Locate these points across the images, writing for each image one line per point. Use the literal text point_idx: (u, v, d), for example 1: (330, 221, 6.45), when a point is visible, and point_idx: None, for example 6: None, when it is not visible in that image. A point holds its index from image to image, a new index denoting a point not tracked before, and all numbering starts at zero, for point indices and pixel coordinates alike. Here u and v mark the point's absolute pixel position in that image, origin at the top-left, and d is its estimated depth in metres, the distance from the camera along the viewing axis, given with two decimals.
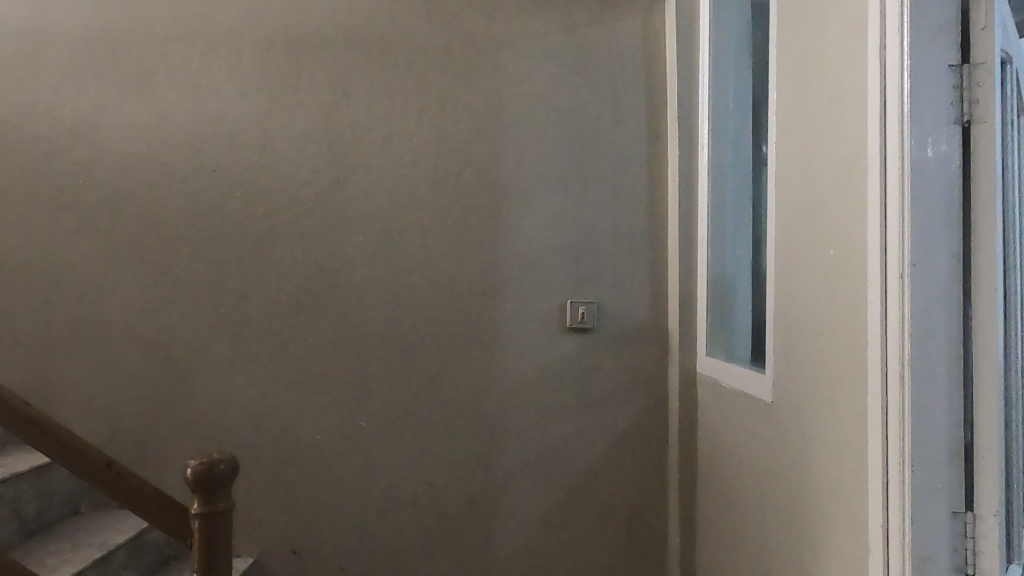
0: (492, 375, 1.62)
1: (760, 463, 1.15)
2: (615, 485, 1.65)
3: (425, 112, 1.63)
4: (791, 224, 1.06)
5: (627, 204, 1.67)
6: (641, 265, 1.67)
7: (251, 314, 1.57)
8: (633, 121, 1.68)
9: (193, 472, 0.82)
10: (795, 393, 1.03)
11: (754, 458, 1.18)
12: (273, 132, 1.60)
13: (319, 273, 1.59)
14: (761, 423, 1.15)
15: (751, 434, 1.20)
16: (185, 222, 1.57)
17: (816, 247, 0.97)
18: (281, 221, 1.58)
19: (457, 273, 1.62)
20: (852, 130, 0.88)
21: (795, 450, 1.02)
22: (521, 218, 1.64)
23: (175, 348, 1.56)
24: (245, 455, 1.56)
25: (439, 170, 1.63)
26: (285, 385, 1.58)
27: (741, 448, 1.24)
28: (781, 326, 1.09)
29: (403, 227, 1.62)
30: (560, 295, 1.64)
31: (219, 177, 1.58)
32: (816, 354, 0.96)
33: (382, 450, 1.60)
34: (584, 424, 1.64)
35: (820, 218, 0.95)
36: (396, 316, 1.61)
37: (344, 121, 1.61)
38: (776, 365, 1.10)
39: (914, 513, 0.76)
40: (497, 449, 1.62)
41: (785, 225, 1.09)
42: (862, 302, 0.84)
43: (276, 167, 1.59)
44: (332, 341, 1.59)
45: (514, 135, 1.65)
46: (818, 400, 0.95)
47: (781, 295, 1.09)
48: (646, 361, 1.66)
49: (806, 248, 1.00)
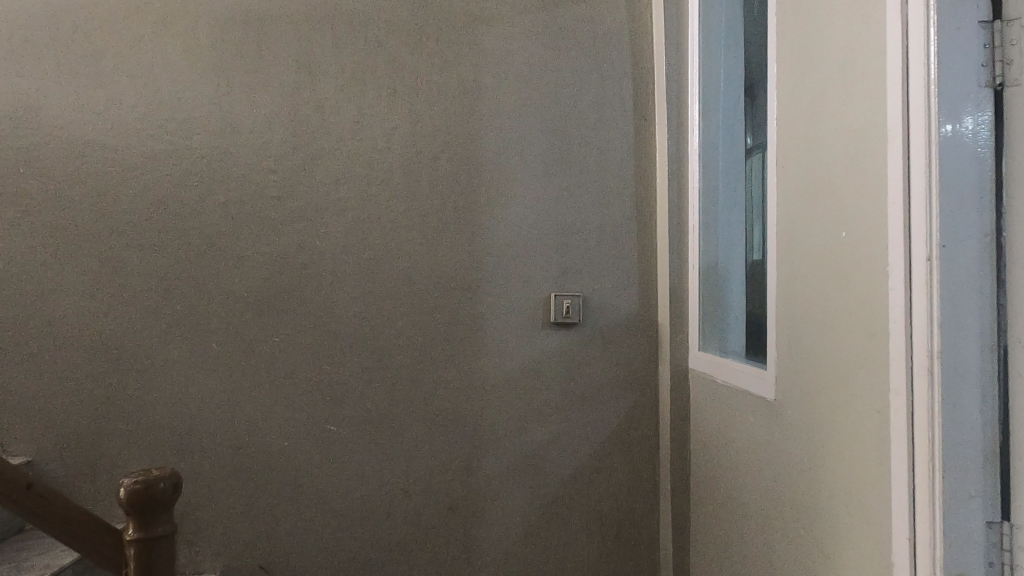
0: (473, 374, 1.53)
1: (762, 467, 1.07)
2: (603, 489, 1.56)
3: (396, 93, 1.53)
4: (794, 207, 0.98)
5: (613, 191, 1.58)
6: (628, 255, 1.58)
7: (212, 312, 1.46)
8: (619, 103, 1.59)
9: (127, 492, 0.72)
10: (802, 386, 0.94)
11: (757, 464, 1.09)
12: (232, 115, 1.48)
13: (284, 267, 1.48)
14: (765, 424, 1.06)
15: (752, 433, 1.11)
16: (138, 213, 1.45)
17: (825, 228, 0.88)
18: (243, 211, 1.47)
19: (432, 265, 1.52)
20: (867, 101, 0.79)
21: (802, 454, 0.93)
22: (500, 207, 1.54)
23: (129, 350, 1.44)
24: (207, 463, 1.46)
25: (412, 156, 1.53)
26: (251, 388, 1.47)
27: (741, 448, 1.16)
28: (783, 318, 1.01)
29: (375, 217, 1.51)
30: (543, 288, 1.55)
31: (175, 163, 1.46)
32: (825, 350, 0.87)
33: (354, 455, 1.50)
34: (570, 425, 1.55)
35: (827, 201, 0.87)
36: (368, 312, 1.50)
37: (309, 103, 1.50)
38: (779, 357, 1.02)
39: (945, 519, 0.68)
40: (478, 453, 1.53)
41: (787, 208, 1.00)
42: (880, 289, 0.76)
43: (235, 154, 1.48)
44: (299, 339, 1.48)
45: (491, 118, 1.55)
46: (829, 395, 0.86)
47: (784, 284, 1.01)
48: (634, 357, 1.57)
49: (811, 236, 0.92)
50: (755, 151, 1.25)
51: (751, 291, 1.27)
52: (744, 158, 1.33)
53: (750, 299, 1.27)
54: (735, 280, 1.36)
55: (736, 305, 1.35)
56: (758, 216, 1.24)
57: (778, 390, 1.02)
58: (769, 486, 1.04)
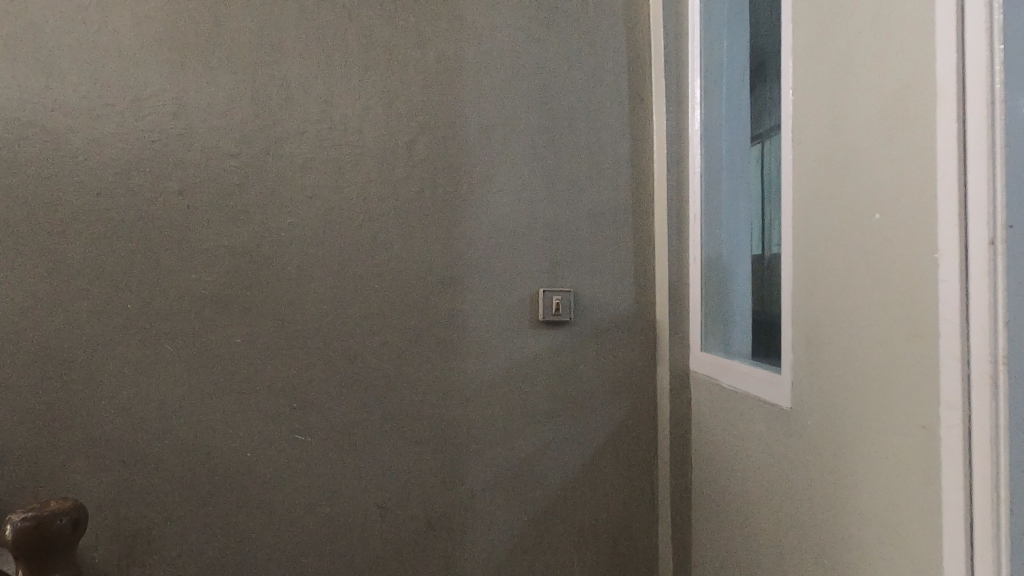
0: (454, 377, 1.40)
1: (776, 482, 0.95)
2: (597, 501, 1.44)
3: (369, 70, 1.40)
4: (813, 189, 0.85)
5: (607, 178, 1.45)
6: (624, 248, 1.45)
7: (167, 311, 1.33)
8: (612, 82, 1.46)
9: (14, 533, 0.60)
10: (825, 392, 0.82)
11: (771, 479, 0.97)
12: (188, 94, 1.35)
13: (245, 261, 1.35)
14: (779, 435, 0.94)
15: (765, 444, 0.99)
16: (82, 202, 1.30)
17: (855, 210, 0.75)
18: (200, 199, 1.34)
19: (410, 258, 1.39)
20: (908, 57, 0.66)
21: (824, 473, 0.82)
22: (484, 195, 1.42)
23: (74, 354, 1.30)
24: (163, 476, 1.33)
25: (388, 139, 1.39)
26: (210, 394, 1.34)
27: (753, 461, 1.03)
28: (800, 315, 0.89)
29: (346, 206, 1.38)
30: (531, 283, 1.42)
31: (123, 147, 1.32)
32: (854, 350, 0.75)
33: (325, 467, 1.37)
34: (561, 432, 1.43)
35: (856, 178, 0.75)
36: (339, 309, 1.37)
37: (273, 81, 1.37)
38: (796, 358, 0.90)
39: (1012, 560, 0.56)
40: (460, 463, 1.40)
41: (805, 191, 0.88)
42: (926, 279, 0.63)
43: (192, 136, 1.34)
44: (264, 340, 1.35)
45: (474, 96, 1.42)
46: (861, 404, 0.74)
47: (802, 276, 0.88)
48: (631, 358, 1.45)
49: (835, 220, 0.79)
50: (764, 132, 1.14)
51: (758, 288, 1.15)
52: (752, 141, 1.21)
53: (757, 295, 1.16)
54: (741, 274, 1.25)
55: (742, 301, 1.24)
56: (768, 204, 1.12)
57: (794, 397, 0.90)
58: (785, 505, 0.93)
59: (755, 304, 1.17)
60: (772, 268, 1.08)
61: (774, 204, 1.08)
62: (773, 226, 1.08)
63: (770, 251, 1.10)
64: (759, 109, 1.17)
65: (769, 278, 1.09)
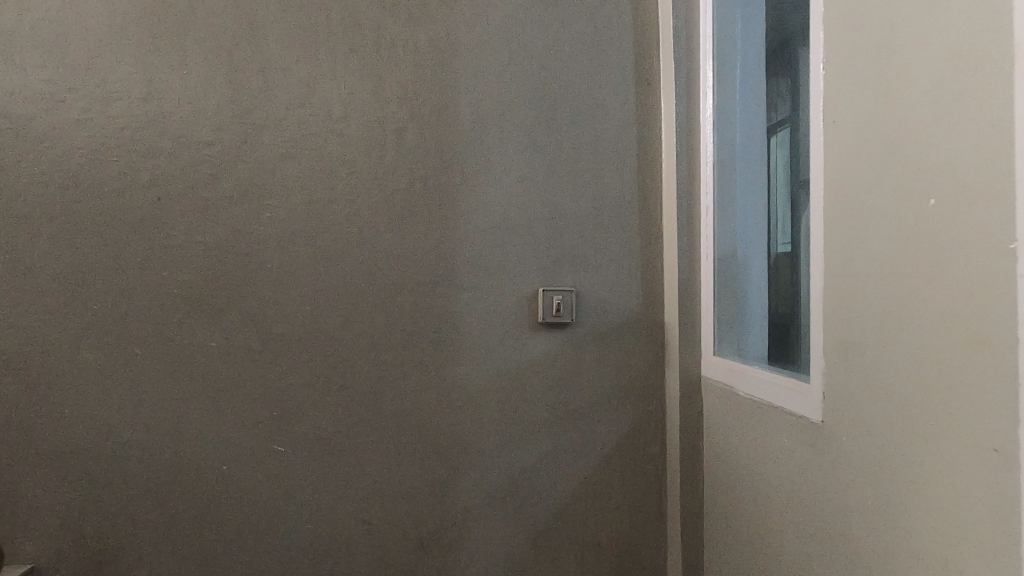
0: (447, 384, 1.30)
1: (808, 504, 0.85)
2: (601, 516, 1.34)
3: (355, 52, 1.29)
4: (850, 176, 0.76)
5: (612, 169, 1.35)
6: (630, 244, 1.35)
7: (136, 312, 1.23)
8: (616, 66, 1.36)
9: None
10: (865, 405, 0.72)
11: (802, 501, 0.87)
12: (159, 77, 1.24)
13: (221, 258, 1.25)
14: (810, 453, 0.84)
15: (792, 460, 0.89)
16: (45, 194, 1.20)
17: (903, 196, 0.65)
18: (171, 191, 1.24)
19: (399, 255, 1.29)
20: (972, 14, 0.56)
21: (867, 496, 0.72)
22: (479, 187, 1.32)
23: (36, 358, 1.20)
24: (133, 490, 1.23)
25: (375, 126, 1.29)
26: (183, 402, 1.24)
27: (778, 478, 0.93)
28: (833, 319, 0.79)
29: (330, 198, 1.28)
30: (529, 282, 1.32)
31: (88, 134, 1.22)
32: (902, 358, 0.65)
33: (307, 481, 1.27)
34: (561, 443, 1.33)
35: (904, 163, 0.65)
36: (322, 310, 1.27)
37: (251, 63, 1.27)
38: (829, 366, 0.80)
39: None
40: (453, 476, 1.30)
41: (839, 178, 0.78)
42: (998, 277, 0.53)
43: (163, 123, 1.24)
44: (240, 343, 1.25)
45: (469, 81, 1.32)
46: (910, 420, 0.64)
47: (835, 273, 0.78)
48: (637, 363, 1.35)
49: (877, 211, 0.70)
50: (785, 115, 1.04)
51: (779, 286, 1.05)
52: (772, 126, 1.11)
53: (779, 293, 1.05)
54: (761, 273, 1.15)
55: (762, 303, 1.14)
56: (790, 192, 1.02)
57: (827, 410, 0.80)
58: (820, 530, 0.82)
59: (777, 304, 1.06)
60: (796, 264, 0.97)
61: (798, 193, 0.98)
62: (798, 217, 0.98)
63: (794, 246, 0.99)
64: (781, 92, 1.07)
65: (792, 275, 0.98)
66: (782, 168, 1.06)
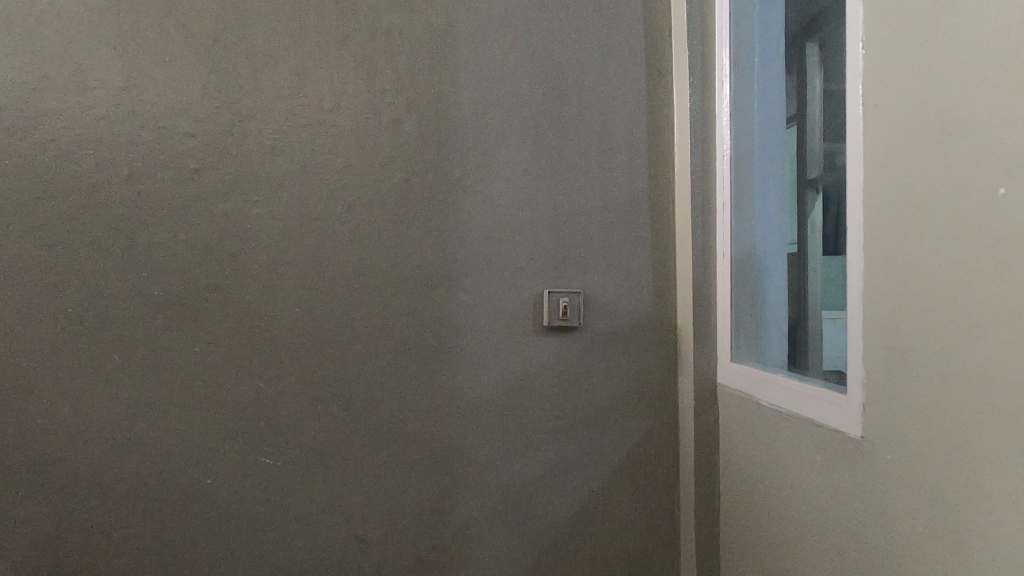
0: (446, 391, 1.22)
1: (855, 527, 0.78)
2: (611, 532, 1.27)
3: (348, 39, 1.22)
4: (893, 173, 0.71)
5: (622, 164, 1.28)
6: (641, 243, 1.28)
7: (114, 316, 1.15)
8: (626, 55, 1.29)
9: None
10: (928, 416, 0.66)
11: (847, 522, 0.80)
12: (138, 65, 1.16)
13: (206, 258, 1.17)
14: (857, 470, 0.77)
15: (833, 477, 0.82)
16: (15, 189, 1.12)
17: (976, 189, 0.60)
18: (152, 186, 1.16)
19: (395, 255, 1.21)
20: None
21: (934, 517, 0.66)
22: (480, 183, 1.24)
23: (8, 366, 1.12)
24: (111, 507, 1.15)
25: (369, 118, 1.22)
26: (165, 411, 1.16)
27: (814, 496, 0.86)
28: (884, 322, 0.73)
29: (322, 194, 1.20)
30: (533, 283, 1.25)
31: (62, 126, 1.14)
32: (979, 364, 0.60)
33: (298, 495, 1.19)
34: (569, 454, 1.25)
35: (962, 160, 0.61)
36: (314, 313, 1.19)
37: (237, 50, 1.19)
38: (880, 373, 0.74)
39: None
40: (453, 490, 1.23)
41: (879, 176, 0.73)
42: None
43: (143, 115, 1.16)
44: (227, 348, 1.17)
45: (469, 69, 1.24)
46: (990, 433, 0.59)
47: (885, 272, 0.73)
48: (648, 368, 1.27)
49: (929, 212, 0.66)
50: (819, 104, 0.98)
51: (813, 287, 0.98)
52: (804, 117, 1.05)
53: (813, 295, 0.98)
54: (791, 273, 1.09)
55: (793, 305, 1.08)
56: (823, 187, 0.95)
57: (880, 423, 0.74)
58: (871, 556, 0.75)
59: (810, 306, 0.99)
60: (831, 264, 0.90)
61: (838, 188, 0.91)
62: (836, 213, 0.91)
63: (829, 243, 0.92)
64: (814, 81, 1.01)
65: (828, 275, 0.91)
66: (819, 161, 1.00)
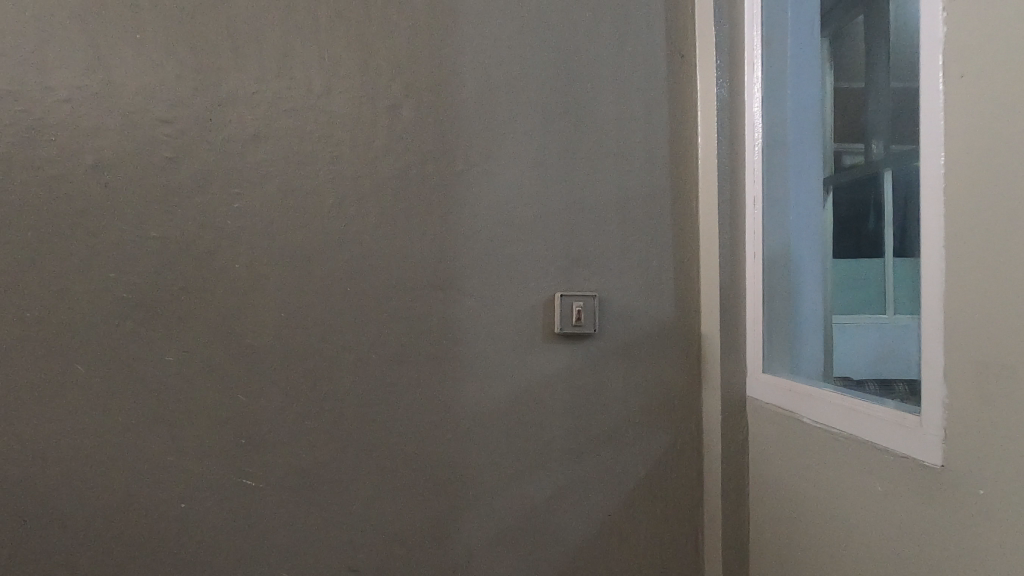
0: (447, 404, 1.11)
1: (927, 568, 0.67)
2: (627, 558, 1.15)
3: (340, 17, 1.10)
4: (983, 157, 0.60)
5: (640, 155, 1.17)
6: (661, 242, 1.17)
7: (77, 320, 1.03)
8: (645, 36, 1.18)
9: None
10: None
11: (915, 561, 0.69)
12: (106, 43, 1.05)
13: (181, 257, 1.05)
14: (930, 502, 0.67)
15: (898, 509, 0.71)
16: None
17: None
18: (121, 177, 1.04)
19: (391, 255, 1.10)
20: None
21: None
22: (484, 176, 1.13)
23: None
24: (74, 533, 1.03)
25: (362, 104, 1.10)
26: (135, 428, 1.04)
27: (874, 530, 0.75)
28: (970, 332, 0.62)
29: (311, 188, 1.08)
30: (543, 286, 1.13)
31: (22, 109, 1.02)
32: None
33: (283, 520, 1.07)
34: (582, 473, 1.14)
35: None
36: (301, 319, 1.08)
37: (217, 28, 1.07)
38: (964, 392, 0.63)
39: None
40: (455, 514, 1.11)
41: (965, 160, 0.63)
42: None
43: (112, 98, 1.05)
44: (204, 357, 1.06)
45: (473, 51, 1.13)
46: None
47: (971, 274, 0.62)
48: (669, 379, 1.16)
49: None
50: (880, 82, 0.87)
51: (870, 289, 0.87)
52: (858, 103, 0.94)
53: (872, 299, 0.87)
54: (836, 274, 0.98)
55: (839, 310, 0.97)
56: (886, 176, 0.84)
57: (965, 449, 0.63)
58: None
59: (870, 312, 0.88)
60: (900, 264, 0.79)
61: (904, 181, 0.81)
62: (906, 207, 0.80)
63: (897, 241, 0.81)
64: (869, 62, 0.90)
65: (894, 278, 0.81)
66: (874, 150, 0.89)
